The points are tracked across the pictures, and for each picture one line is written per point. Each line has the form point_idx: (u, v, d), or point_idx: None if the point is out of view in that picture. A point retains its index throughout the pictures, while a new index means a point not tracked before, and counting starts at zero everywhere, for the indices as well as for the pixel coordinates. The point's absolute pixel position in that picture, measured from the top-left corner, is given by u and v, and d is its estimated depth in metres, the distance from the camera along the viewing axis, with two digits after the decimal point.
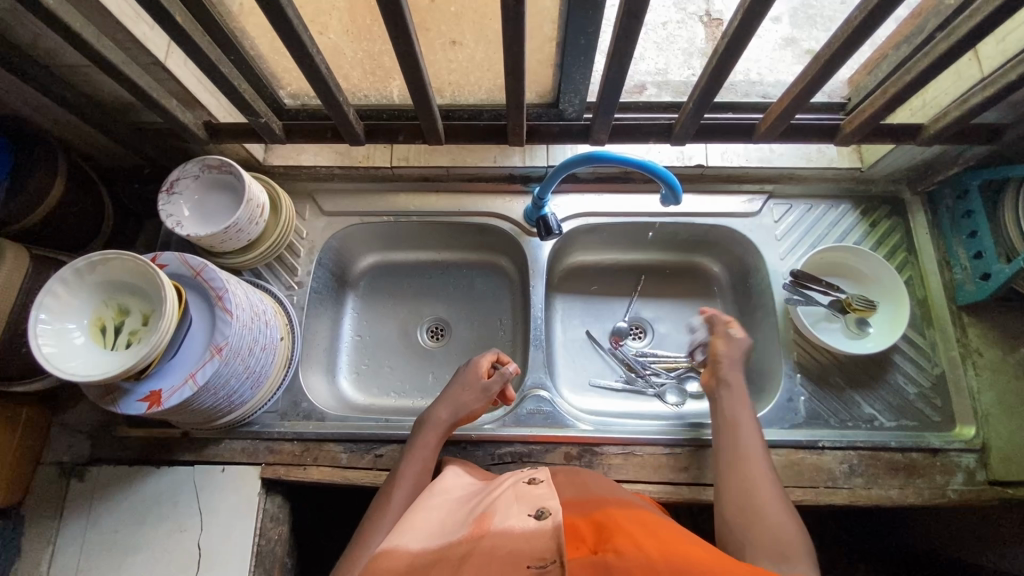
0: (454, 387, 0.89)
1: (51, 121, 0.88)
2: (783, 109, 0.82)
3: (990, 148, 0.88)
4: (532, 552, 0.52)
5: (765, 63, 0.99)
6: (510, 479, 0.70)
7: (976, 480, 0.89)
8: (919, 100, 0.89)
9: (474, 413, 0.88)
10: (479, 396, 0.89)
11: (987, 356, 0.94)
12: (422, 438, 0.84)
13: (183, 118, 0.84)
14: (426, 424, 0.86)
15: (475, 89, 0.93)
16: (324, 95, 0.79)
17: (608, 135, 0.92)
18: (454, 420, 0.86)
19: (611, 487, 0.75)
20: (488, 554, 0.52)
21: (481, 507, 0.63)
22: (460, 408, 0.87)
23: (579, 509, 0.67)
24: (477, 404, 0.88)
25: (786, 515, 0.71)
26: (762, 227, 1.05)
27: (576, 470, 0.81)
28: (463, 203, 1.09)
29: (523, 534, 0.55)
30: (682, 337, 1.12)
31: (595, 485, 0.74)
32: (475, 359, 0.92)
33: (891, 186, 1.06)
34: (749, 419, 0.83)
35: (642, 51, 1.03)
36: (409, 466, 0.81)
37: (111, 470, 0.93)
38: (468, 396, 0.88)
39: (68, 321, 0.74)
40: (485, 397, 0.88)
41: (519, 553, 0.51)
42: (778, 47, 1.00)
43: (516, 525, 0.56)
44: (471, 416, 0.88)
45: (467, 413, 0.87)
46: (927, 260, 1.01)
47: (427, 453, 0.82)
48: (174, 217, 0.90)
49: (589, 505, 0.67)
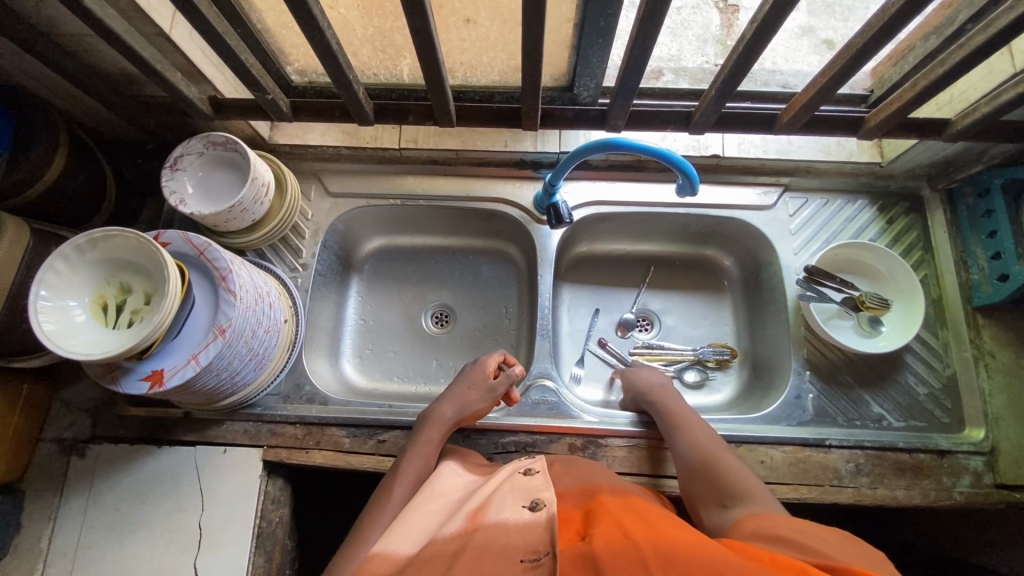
0: (460, 386, 0.88)
1: (51, 92, 0.85)
2: (809, 100, 0.79)
3: (1016, 147, 0.85)
4: (526, 546, 0.53)
5: (780, 52, 0.95)
6: (508, 467, 0.71)
7: (983, 483, 0.88)
8: (947, 94, 0.87)
9: (478, 413, 0.87)
10: (484, 396, 0.88)
11: (1000, 359, 0.93)
12: (426, 435, 0.82)
13: (188, 93, 0.81)
14: (429, 420, 0.84)
15: (488, 70, 0.91)
16: (334, 73, 0.77)
17: (625, 122, 0.90)
18: (457, 419, 0.85)
19: (607, 473, 0.76)
20: (483, 548, 0.53)
21: (478, 497, 0.64)
22: (465, 408, 0.86)
23: (574, 497, 0.68)
24: (481, 404, 0.87)
25: (753, 481, 0.71)
26: (776, 221, 1.03)
27: (573, 457, 0.82)
28: (472, 187, 1.07)
29: (516, 525, 0.56)
30: (689, 330, 1.11)
31: (589, 472, 0.76)
32: (483, 359, 0.91)
33: (911, 182, 1.03)
34: (699, 421, 0.84)
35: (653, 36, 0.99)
36: (410, 458, 0.80)
37: (112, 449, 0.92)
38: (474, 396, 0.87)
39: (69, 299, 0.72)
40: (491, 397, 0.88)
41: (513, 548, 0.53)
42: (794, 35, 0.95)
43: (510, 519, 0.57)
44: (475, 415, 0.87)
45: (471, 413, 0.86)
46: (943, 259, 0.99)
47: (428, 447, 0.81)
48: (177, 195, 0.89)
49: (583, 494, 0.68)
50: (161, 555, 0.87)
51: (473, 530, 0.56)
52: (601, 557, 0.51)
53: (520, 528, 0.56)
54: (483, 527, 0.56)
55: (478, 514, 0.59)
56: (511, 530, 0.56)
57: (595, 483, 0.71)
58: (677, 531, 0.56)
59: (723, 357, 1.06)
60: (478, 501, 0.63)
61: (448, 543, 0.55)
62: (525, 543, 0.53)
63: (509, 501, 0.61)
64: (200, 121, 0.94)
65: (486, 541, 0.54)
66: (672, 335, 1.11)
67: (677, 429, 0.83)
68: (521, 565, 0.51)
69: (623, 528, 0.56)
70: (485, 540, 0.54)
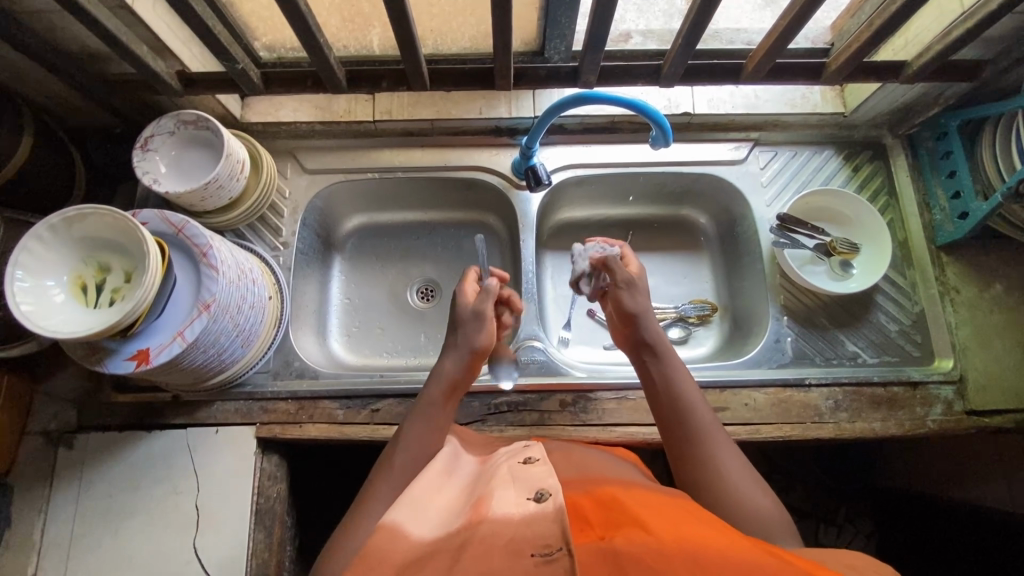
0: (453, 333, 0.83)
1: (11, 76, 0.83)
2: (771, 46, 0.81)
3: (970, 85, 0.89)
4: (535, 537, 0.49)
5: (747, 23, 0.97)
6: (505, 449, 0.70)
7: (954, 410, 0.92)
8: (901, 39, 0.90)
9: (482, 347, 0.82)
10: (478, 326, 0.83)
11: (965, 293, 0.97)
12: (431, 393, 0.78)
13: (155, 67, 0.80)
14: (435, 378, 0.80)
15: (458, 36, 0.92)
16: (305, 38, 0.76)
17: (597, 77, 0.90)
18: (466, 364, 0.81)
19: (608, 463, 0.74)
20: (488, 543, 0.49)
21: (479, 486, 0.61)
22: (469, 349, 0.81)
23: (579, 485, 0.65)
24: (482, 336, 0.82)
25: (753, 487, 0.66)
26: (748, 175, 1.06)
27: (571, 445, 0.80)
28: (450, 157, 1.07)
29: (522, 518, 0.52)
30: (670, 288, 1.14)
31: (593, 466, 0.73)
32: (458, 293, 0.86)
33: (873, 130, 1.07)
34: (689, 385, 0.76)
35: (621, 13, 0.99)
36: (417, 424, 0.75)
37: (101, 437, 0.91)
38: (470, 333, 0.82)
39: (46, 279, 0.71)
40: (486, 323, 0.83)
41: (521, 540, 0.49)
42: (757, 7, 0.97)
43: (512, 511, 0.53)
44: (484, 350, 0.83)
45: (471, 352, 0.81)
46: (907, 202, 1.03)
47: (432, 406, 0.77)
48: (151, 174, 0.87)
49: (590, 484, 0.65)
50: (161, 539, 0.87)
51: (476, 522, 0.53)
52: (623, 553, 0.49)
53: (526, 518, 0.51)
54: (488, 520, 0.52)
55: (480, 505, 0.55)
56: (517, 524, 0.51)
57: (597, 476, 0.68)
58: (695, 524, 0.53)
59: (704, 312, 1.10)
60: (478, 490, 0.59)
61: (450, 537, 0.52)
62: (534, 533, 0.49)
63: (510, 488, 0.56)
64: (168, 98, 0.93)
65: (490, 534, 0.50)
66: (655, 295, 1.13)
67: (664, 389, 0.76)
68: (532, 560, 0.47)
69: (640, 522, 0.53)
70: (491, 534, 0.50)
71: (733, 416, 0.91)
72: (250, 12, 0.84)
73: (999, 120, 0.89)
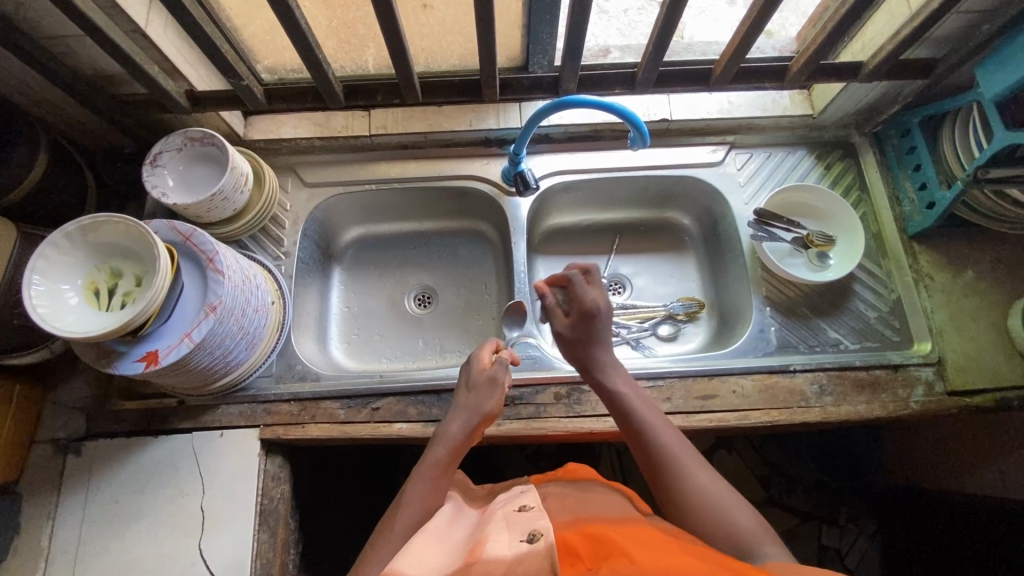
0: (462, 394, 0.83)
1: (31, 100, 0.89)
2: (734, 51, 0.88)
3: (925, 83, 0.96)
4: None
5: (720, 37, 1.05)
6: (503, 495, 0.73)
7: (935, 391, 0.95)
8: (859, 43, 0.97)
9: (490, 412, 0.81)
10: (489, 393, 0.83)
11: (938, 279, 1.01)
12: (433, 455, 0.77)
13: (167, 87, 0.86)
14: (438, 438, 0.79)
15: (448, 54, 0.99)
16: (307, 56, 0.82)
17: (576, 85, 0.96)
18: (467, 430, 0.79)
19: (602, 500, 0.74)
20: None
21: (476, 533, 0.64)
22: (474, 415, 0.80)
23: (571, 521, 0.67)
24: (489, 403, 0.81)
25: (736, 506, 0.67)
26: (726, 176, 1.11)
27: (566, 487, 0.78)
28: (443, 167, 1.13)
29: (516, 556, 0.56)
30: (658, 288, 1.18)
31: (588, 504, 0.72)
32: (477, 351, 0.88)
33: (842, 130, 1.13)
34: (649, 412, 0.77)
35: (606, 39, 1.06)
36: (417, 486, 0.74)
37: (108, 443, 0.93)
38: (479, 397, 0.82)
39: (62, 283, 0.76)
40: (497, 390, 0.83)
41: None
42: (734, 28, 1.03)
43: (506, 552, 0.56)
44: (488, 417, 0.81)
45: (481, 416, 0.80)
46: (878, 196, 1.08)
47: (435, 469, 0.75)
48: (159, 188, 0.93)
49: (583, 520, 0.67)
50: (166, 543, 0.88)
51: (472, 561, 0.56)
52: None
53: (519, 555, 0.56)
54: (483, 559, 0.56)
55: (475, 546, 0.59)
56: (511, 561, 0.55)
57: (590, 512, 0.70)
58: (675, 552, 0.58)
59: (692, 309, 1.13)
60: (476, 534, 0.63)
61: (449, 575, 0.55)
62: (526, 570, 0.54)
63: (505, 530, 0.61)
64: (175, 117, 0.99)
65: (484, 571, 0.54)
66: (643, 295, 1.17)
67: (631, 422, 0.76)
68: None
69: (626, 552, 0.57)
70: (485, 572, 0.54)
71: (721, 403, 0.94)
72: (254, 37, 0.91)
73: (956, 118, 0.95)
